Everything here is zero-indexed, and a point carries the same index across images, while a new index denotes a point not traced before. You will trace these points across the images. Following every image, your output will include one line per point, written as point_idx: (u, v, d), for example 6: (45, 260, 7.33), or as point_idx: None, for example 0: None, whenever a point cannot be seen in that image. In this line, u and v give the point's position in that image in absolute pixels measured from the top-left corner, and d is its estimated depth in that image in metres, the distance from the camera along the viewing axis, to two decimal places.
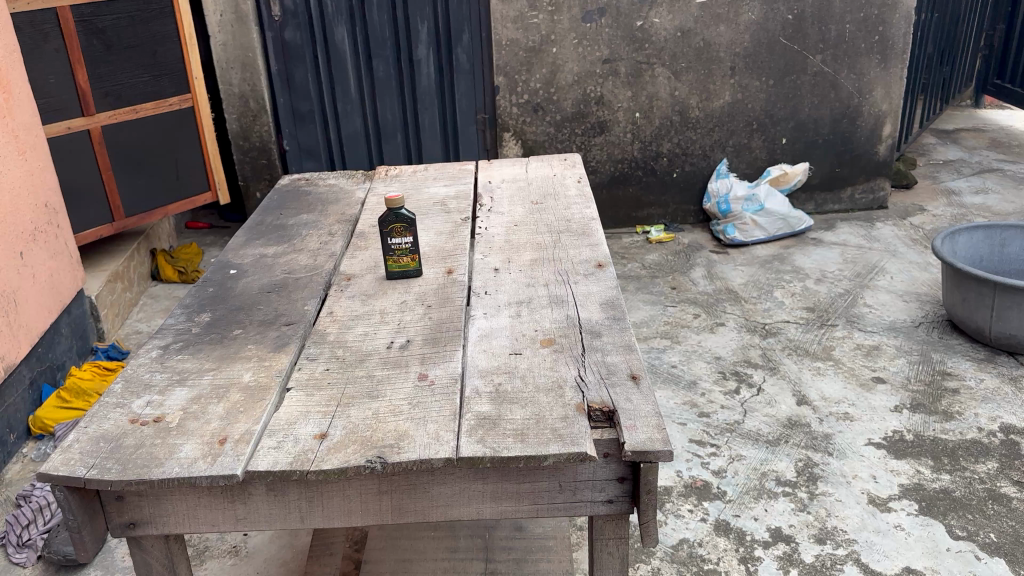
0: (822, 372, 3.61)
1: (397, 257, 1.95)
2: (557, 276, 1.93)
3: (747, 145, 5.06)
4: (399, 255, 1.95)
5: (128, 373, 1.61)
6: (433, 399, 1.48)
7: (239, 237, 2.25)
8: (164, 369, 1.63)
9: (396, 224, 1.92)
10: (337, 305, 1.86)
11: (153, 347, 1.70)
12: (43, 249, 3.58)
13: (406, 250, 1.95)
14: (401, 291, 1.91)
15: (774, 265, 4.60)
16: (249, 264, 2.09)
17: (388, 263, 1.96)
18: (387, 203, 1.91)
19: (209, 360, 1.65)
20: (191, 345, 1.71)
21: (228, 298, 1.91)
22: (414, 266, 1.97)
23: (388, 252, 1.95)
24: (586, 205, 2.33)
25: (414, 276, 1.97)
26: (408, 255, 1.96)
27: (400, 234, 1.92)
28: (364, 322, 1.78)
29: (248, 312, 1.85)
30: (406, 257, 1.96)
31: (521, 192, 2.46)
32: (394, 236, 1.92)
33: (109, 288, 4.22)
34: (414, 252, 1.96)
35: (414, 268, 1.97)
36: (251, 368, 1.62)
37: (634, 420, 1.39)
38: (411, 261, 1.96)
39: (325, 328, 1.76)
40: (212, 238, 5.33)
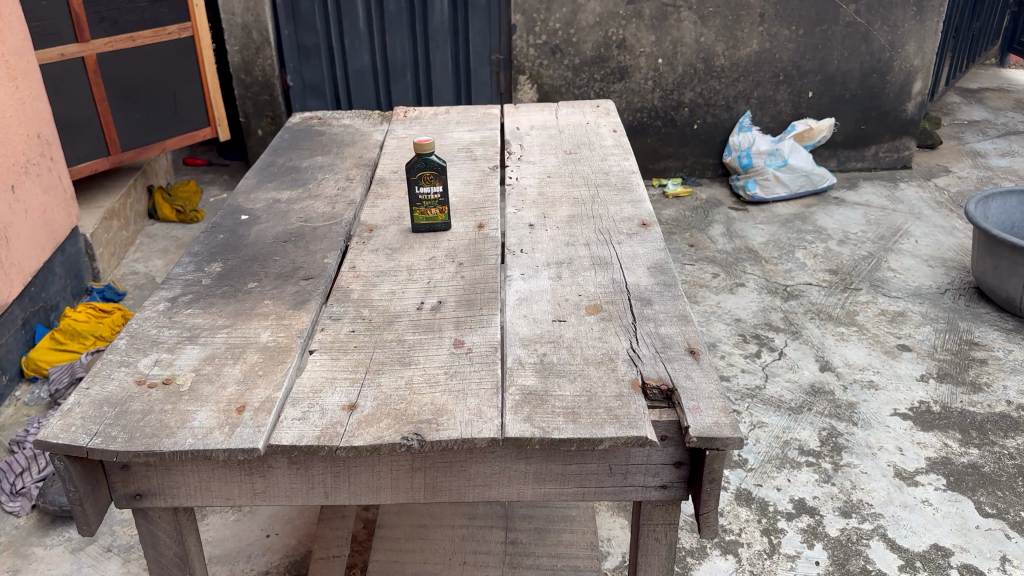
0: (846, 338, 3.49)
1: (425, 208, 1.80)
2: (598, 236, 1.78)
3: (772, 97, 4.86)
4: (426, 207, 1.80)
5: (133, 328, 1.46)
6: (471, 369, 1.34)
7: (251, 178, 2.08)
8: (172, 325, 1.48)
9: (424, 172, 1.75)
10: (360, 259, 1.71)
11: (161, 299, 1.56)
12: (35, 183, 3.41)
13: (435, 203, 1.80)
14: (429, 246, 1.75)
15: (795, 224, 4.45)
16: (262, 210, 1.92)
17: (414, 215, 1.81)
18: (416, 148, 1.74)
19: (223, 315, 1.51)
20: (202, 298, 1.56)
21: (240, 247, 1.76)
22: (443, 218, 1.82)
23: (414, 202, 1.79)
24: (624, 156, 2.17)
25: (442, 230, 1.82)
26: (436, 207, 1.80)
27: (428, 183, 1.76)
28: (390, 279, 1.64)
29: (264, 264, 1.70)
30: (435, 209, 1.80)
31: (553, 141, 2.29)
32: (422, 186, 1.77)
33: (104, 226, 4.05)
34: (443, 203, 1.80)
35: (444, 221, 1.82)
36: (270, 326, 1.48)
37: (698, 401, 1.25)
38: (440, 214, 1.81)
39: (349, 284, 1.62)
40: (211, 176, 5.14)
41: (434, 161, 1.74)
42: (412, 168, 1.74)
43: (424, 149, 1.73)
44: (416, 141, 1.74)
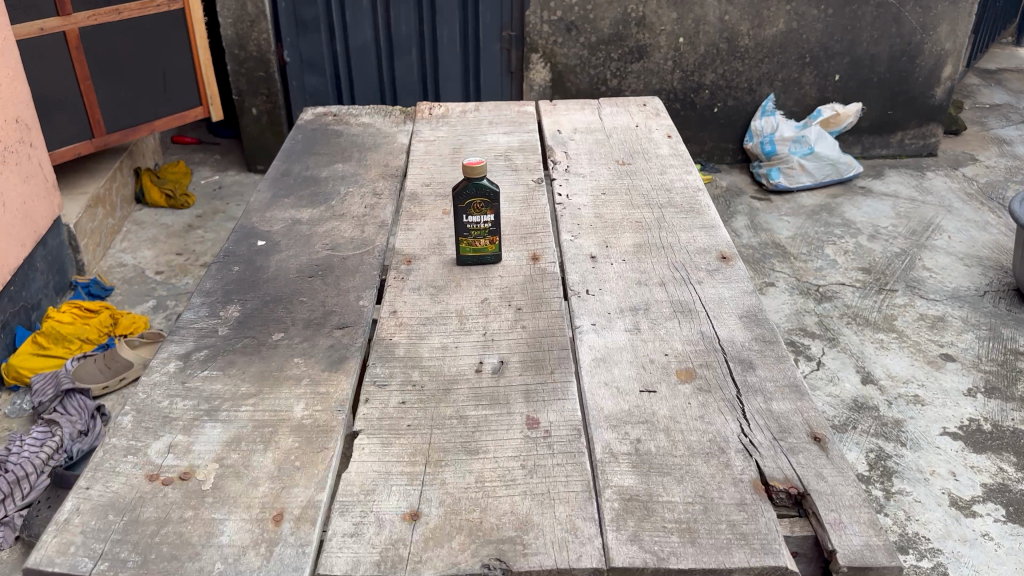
0: (886, 346, 3.29)
1: (472, 238, 1.56)
2: (674, 273, 1.54)
3: (797, 80, 4.60)
4: (475, 237, 1.56)
5: (140, 400, 1.22)
6: (553, 461, 1.10)
7: (265, 194, 1.83)
8: (187, 394, 1.24)
9: (474, 199, 1.51)
10: (400, 301, 1.47)
11: (171, 357, 1.32)
12: (14, 172, 3.13)
13: (485, 234, 1.56)
14: (479, 285, 1.52)
15: (822, 217, 4.22)
16: (280, 234, 1.69)
17: (460, 246, 1.57)
18: (464, 171, 1.50)
19: (246, 381, 1.27)
20: (220, 356, 1.33)
21: (259, 285, 1.51)
22: (494, 250, 1.58)
23: (461, 233, 1.55)
24: (685, 169, 1.94)
25: (492, 263, 1.59)
26: (486, 237, 1.56)
27: (477, 211, 1.52)
28: (439, 328, 1.40)
29: (290, 306, 1.46)
30: (485, 241, 1.56)
31: (603, 151, 2.05)
32: (471, 215, 1.52)
33: (89, 215, 3.76)
34: (494, 233, 1.56)
35: (494, 253, 1.58)
36: (303, 397, 1.24)
37: (838, 512, 1.03)
38: (490, 246, 1.57)
39: (391, 337, 1.38)
40: (201, 156, 4.84)
41: (486, 186, 1.50)
42: (460, 194, 1.51)
43: (474, 173, 1.49)
44: (465, 163, 1.50)
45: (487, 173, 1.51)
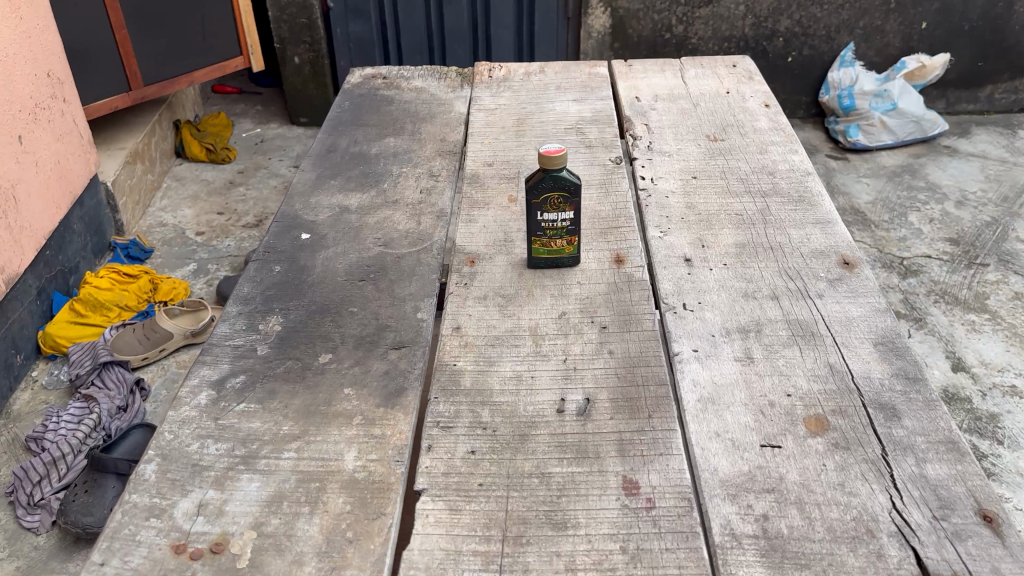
0: (979, 328, 2.91)
1: (547, 238, 1.33)
2: (787, 283, 1.31)
3: (879, 28, 3.96)
4: (550, 237, 1.33)
5: (165, 443, 1.04)
6: (662, 546, 0.90)
7: (309, 176, 1.64)
8: (221, 434, 1.06)
9: (551, 195, 1.28)
10: (464, 315, 1.27)
11: (202, 385, 1.13)
12: (47, 131, 2.98)
13: (562, 234, 1.33)
14: (555, 295, 1.30)
15: (904, 179, 3.74)
16: (327, 226, 1.48)
17: (532, 247, 1.34)
18: (540, 161, 1.27)
19: (289, 418, 1.08)
20: (260, 384, 1.14)
21: (303, 291, 1.32)
22: (571, 252, 1.35)
23: (533, 231, 1.32)
24: (787, 146, 1.69)
25: (569, 266, 1.36)
26: (563, 237, 1.34)
27: (554, 208, 1.30)
28: (510, 352, 1.19)
29: (338, 318, 1.26)
30: (561, 242, 1.34)
31: (691, 124, 1.80)
32: (548, 212, 1.30)
33: (127, 171, 3.61)
34: (572, 233, 1.33)
35: (570, 256, 1.36)
36: (357, 441, 1.05)
37: None
38: (568, 247, 1.34)
39: (455, 361, 1.17)
40: (243, 107, 4.65)
41: (566, 181, 1.27)
42: (534, 189, 1.28)
43: (552, 164, 1.26)
44: (541, 152, 1.26)
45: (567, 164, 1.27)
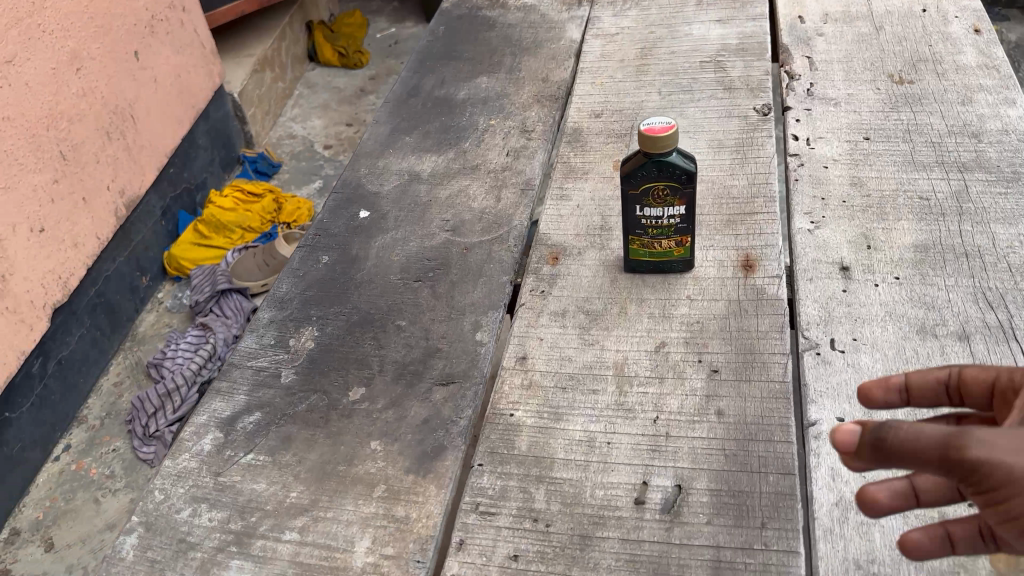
0: None
1: (649, 238, 1.02)
2: (984, 313, 0.95)
3: None
4: (652, 237, 1.02)
5: (152, 508, 0.86)
6: None
7: (382, 131, 1.39)
8: (219, 496, 0.87)
9: (656, 185, 0.97)
10: (534, 338, 1.00)
11: (208, 425, 0.94)
12: (164, 41, 2.74)
13: (669, 235, 1.02)
14: (654, 317, 1.00)
15: None
16: (391, 201, 1.24)
17: (630, 248, 1.04)
18: (641, 141, 0.95)
19: (299, 480, 0.88)
20: (275, 427, 0.93)
21: (348, 294, 1.09)
22: (680, 256, 1.04)
23: (631, 228, 1.02)
24: (1002, 94, 1.25)
25: (678, 272, 1.06)
26: (672, 237, 1.02)
27: (658, 201, 0.98)
28: (584, 402, 0.92)
29: (381, 334, 1.02)
30: (668, 243, 1.02)
31: (869, 57, 1.37)
32: (651, 208, 0.99)
33: (255, 80, 3.44)
34: (682, 232, 1.01)
35: (679, 260, 1.05)
36: (375, 523, 0.83)
37: None
38: (677, 249, 1.03)
39: (513, 411, 0.92)
40: (378, 4, 4.40)
41: (677, 169, 0.95)
42: (633, 179, 0.97)
43: (655, 146, 0.94)
44: (642, 130, 0.94)
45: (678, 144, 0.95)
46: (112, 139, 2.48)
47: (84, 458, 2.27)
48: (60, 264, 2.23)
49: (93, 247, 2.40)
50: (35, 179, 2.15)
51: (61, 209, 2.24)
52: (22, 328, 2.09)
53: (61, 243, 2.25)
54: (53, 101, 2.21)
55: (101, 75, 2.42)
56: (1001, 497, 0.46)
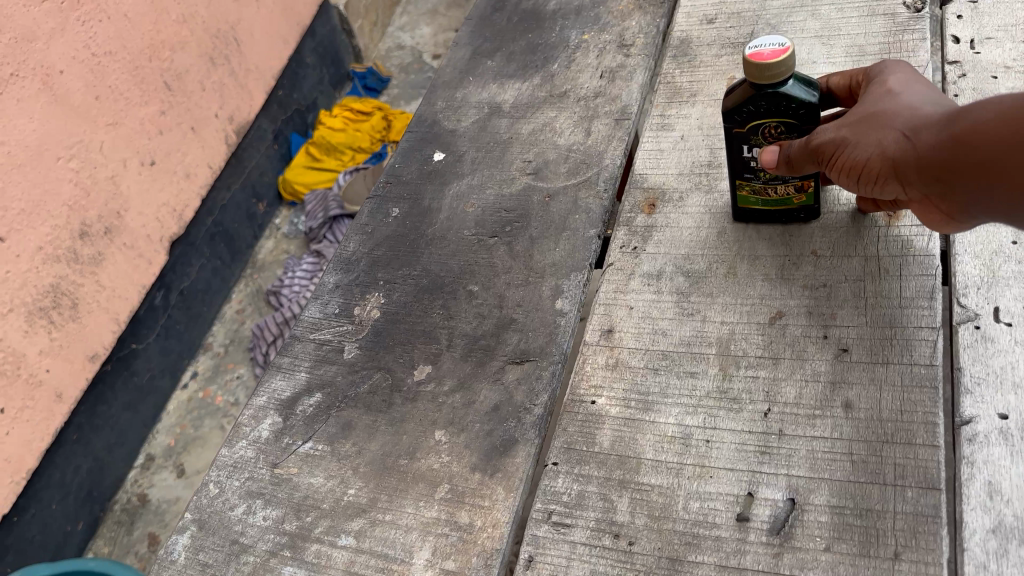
0: None
1: (762, 184, 0.84)
2: None
3: None
4: (766, 183, 0.84)
5: (208, 501, 0.81)
6: None
7: (462, 56, 1.23)
8: (275, 492, 0.80)
9: (766, 121, 0.78)
10: (622, 307, 0.86)
11: (268, 407, 0.87)
12: None
13: (785, 182, 0.83)
14: (770, 280, 0.83)
15: None
16: (468, 140, 1.09)
17: (738, 194, 0.87)
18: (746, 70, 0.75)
19: (359, 475, 0.79)
20: (336, 411, 0.85)
21: (418, 252, 0.97)
22: (803, 205, 0.85)
23: (739, 170, 0.84)
24: None
25: (800, 222, 0.87)
26: (790, 182, 0.83)
27: (771, 141, 0.80)
28: (680, 389, 0.77)
29: (451, 301, 0.91)
30: (787, 190, 0.83)
31: None
32: (762, 146, 0.81)
33: None
34: (802, 178, 0.81)
35: (802, 210, 0.86)
36: (436, 530, 0.74)
37: None
38: (799, 198, 0.84)
39: (597, 397, 0.79)
40: None
41: (790, 103, 0.76)
42: (737, 114, 0.79)
43: (761, 77, 0.74)
44: (749, 54, 0.74)
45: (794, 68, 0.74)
46: (216, 66, 2.22)
47: (210, 386, 2.33)
48: (176, 196, 2.07)
49: (205, 178, 2.21)
50: (143, 113, 1.95)
51: (171, 140, 2.05)
52: (141, 264, 1.97)
53: (174, 174, 2.07)
54: (153, 29, 1.96)
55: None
56: (831, 160, 0.72)
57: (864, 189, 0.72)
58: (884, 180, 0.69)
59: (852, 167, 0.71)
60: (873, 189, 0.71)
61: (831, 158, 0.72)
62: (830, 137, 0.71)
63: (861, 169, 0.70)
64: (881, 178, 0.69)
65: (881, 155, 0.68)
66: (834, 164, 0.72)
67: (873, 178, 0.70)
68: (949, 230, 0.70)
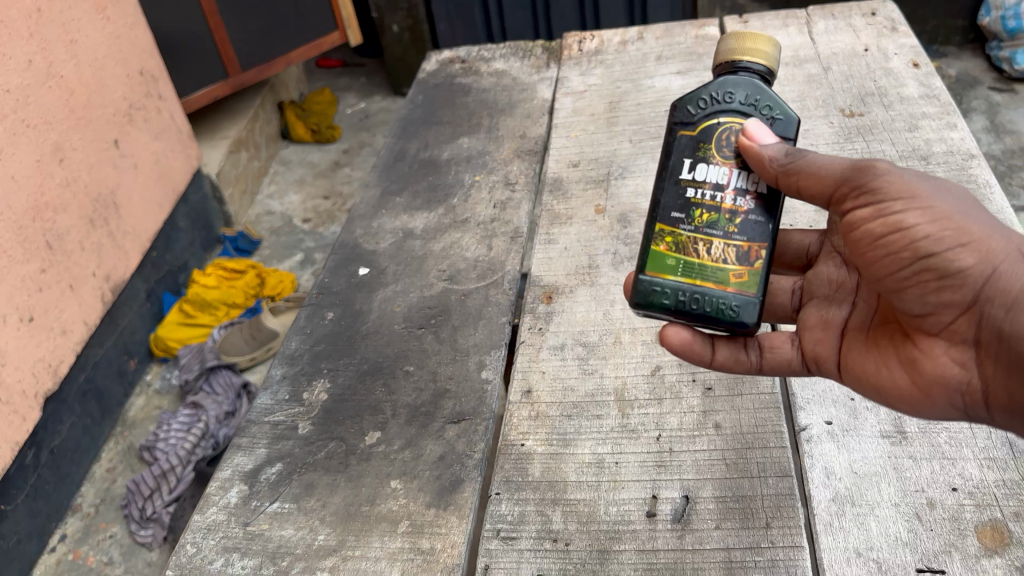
0: None
1: (693, 240, 0.78)
2: None
3: None
4: (698, 234, 0.78)
5: (188, 560, 0.90)
6: None
7: (373, 193, 1.46)
8: (249, 545, 0.90)
9: (728, 122, 0.78)
10: (536, 372, 1.05)
11: (234, 477, 0.98)
12: (143, 129, 2.54)
13: (726, 239, 0.77)
14: (648, 343, 1.06)
15: None
16: (388, 257, 1.30)
17: (659, 250, 0.79)
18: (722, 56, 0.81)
19: (327, 521, 0.91)
20: (299, 475, 0.97)
21: (356, 345, 1.14)
22: (740, 289, 0.77)
23: (672, 215, 0.79)
24: (944, 121, 1.35)
25: (727, 307, 0.77)
26: (727, 246, 0.77)
27: (728, 151, 0.77)
28: (589, 427, 0.97)
29: (391, 381, 1.07)
30: (723, 251, 0.77)
31: (820, 95, 1.47)
32: (709, 164, 0.78)
33: (232, 160, 3.40)
34: (750, 237, 0.77)
35: (737, 299, 0.77)
36: (403, 556, 0.87)
37: None
38: (738, 278, 0.77)
39: (524, 441, 0.97)
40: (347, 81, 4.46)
41: (756, 93, 0.78)
42: (702, 98, 0.79)
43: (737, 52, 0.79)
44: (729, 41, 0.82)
45: (768, 72, 0.79)
46: (94, 227, 2.30)
47: (81, 546, 2.17)
48: (51, 351, 2.09)
49: (81, 334, 2.25)
50: (24, 271, 2.01)
51: (48, 297, 2.10)
52: (15, 419, 1.93)
53: (50, 331, 2.11)
54: (37, 192, 2.06)
55: (83, 165, 2.25)
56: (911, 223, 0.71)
57: (916, 274, 0.72)
58: (957, 284, 0.70)
59: (935, 246, 0.70)
60: (926, 280, 0.72)
61: (911, 225, 0.71)
62: (930, 208, 0.71)
63: (946, 256, 0.70)
64: (957, 280, 0.70)
65: (975, 262, 0.69)
66: (912, 230, 0.71)
67: (949, 273, 0.70)
68: (947, 374, 0.73)
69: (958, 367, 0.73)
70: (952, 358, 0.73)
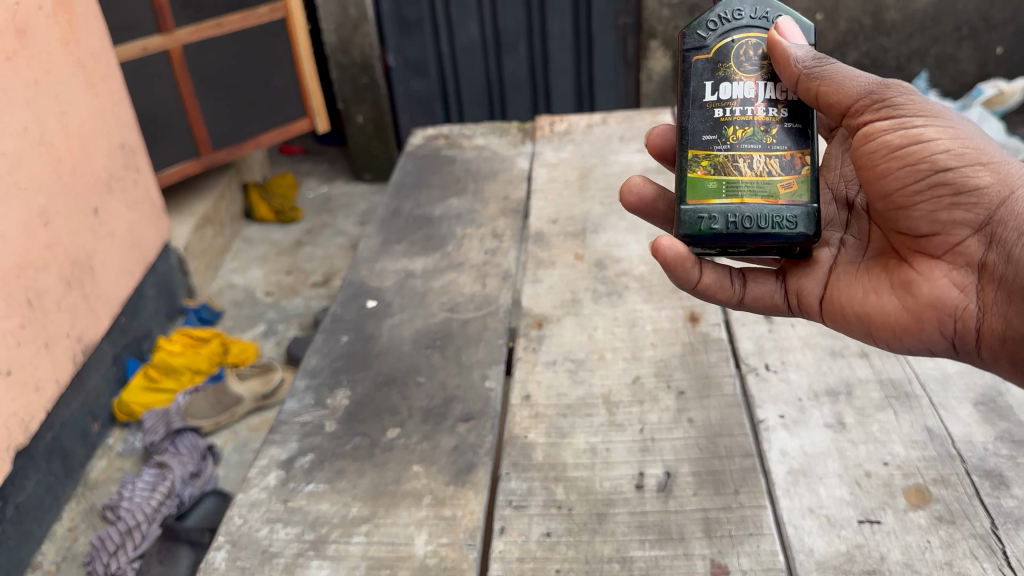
0: None
1: (734, 159, 0.93)
2: None
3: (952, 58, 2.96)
4: (734, 151, 0.93)
5: (237, 530, 1.01)
6: None
7: (375, 241, 1.64)
8: (290, 518, 1.02)
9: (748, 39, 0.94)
10: (533, 381, 1.22)
11: (271, 465, 1.11)
12: (121, 200, 2.48)
13: (768, 151, 0.93)
14: (627, 359, 1.25)
15: None
16: (393, 292, 1.47)
17: (702, 177, 0.94)
18: None
19: (359, 498, 1.05)
20: (329, 463, 1.11)
21: (370, 361, 1.29)
22: (791, 196, 0.92)
23: (705, 141, 0.94)
24: None
25: (785, 210, 0.92)
26: (766, 158, 0.93)
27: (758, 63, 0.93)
28: (581, 422, 1.14)
29: (404, 389, 1.23)
30: (764, 164, 0.93)
31: None
32: (732, 81, 0.93)
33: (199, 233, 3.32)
34: (798, 146, 0.93)
35: (791, 204, 0.92)
36: (430, 523, 1.00)
37: None
38: (787, 188, 0.92)
39: (526, 434, 1.13)
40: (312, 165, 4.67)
41: (765, 10, 0.95)
42: (712, 21, 0.94)
43: None
44: None
45: None
46: (71, 288, 2.17)
47: None
48: (22, 407, 1.90)
49: (51, 394, 2.06)
50: (4, 325, 1.88)
51: (25, 354, 1.93)
52: None
53: (24, 387, 1.93)
54: (25, 250, 1.98)
55: (67, 230, 2.17)
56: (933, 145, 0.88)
57: (935, 191, 0.88)
58: (969, 204, 0.87)
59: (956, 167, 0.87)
60: (941, 197, 0.88)
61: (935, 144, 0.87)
62: (950, 134, 0.88)
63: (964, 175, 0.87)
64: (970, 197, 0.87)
65: (988, 184, 0.86)
66: (934, 150, 0.87)
67: (965, 191, 0.87)
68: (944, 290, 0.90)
69: (955, 286, 0.90)
70: (952, 278, 0.90)
